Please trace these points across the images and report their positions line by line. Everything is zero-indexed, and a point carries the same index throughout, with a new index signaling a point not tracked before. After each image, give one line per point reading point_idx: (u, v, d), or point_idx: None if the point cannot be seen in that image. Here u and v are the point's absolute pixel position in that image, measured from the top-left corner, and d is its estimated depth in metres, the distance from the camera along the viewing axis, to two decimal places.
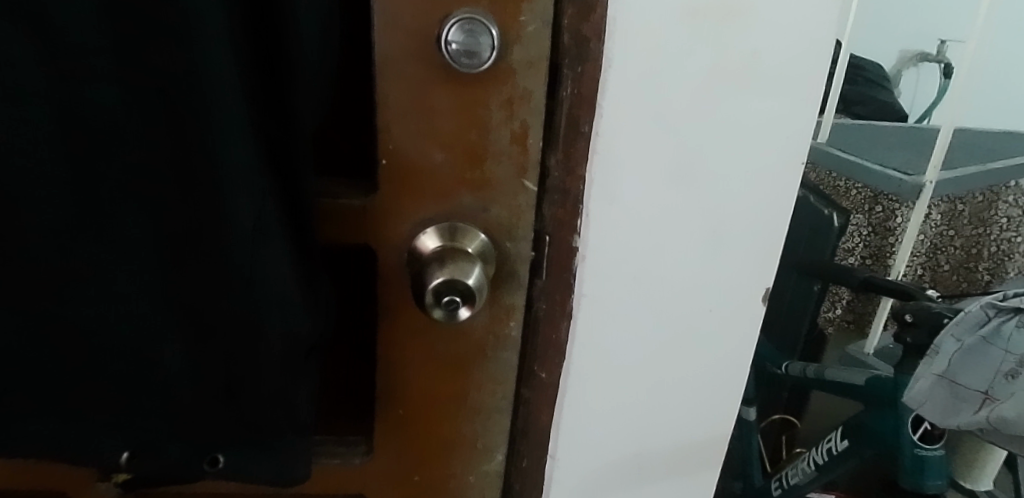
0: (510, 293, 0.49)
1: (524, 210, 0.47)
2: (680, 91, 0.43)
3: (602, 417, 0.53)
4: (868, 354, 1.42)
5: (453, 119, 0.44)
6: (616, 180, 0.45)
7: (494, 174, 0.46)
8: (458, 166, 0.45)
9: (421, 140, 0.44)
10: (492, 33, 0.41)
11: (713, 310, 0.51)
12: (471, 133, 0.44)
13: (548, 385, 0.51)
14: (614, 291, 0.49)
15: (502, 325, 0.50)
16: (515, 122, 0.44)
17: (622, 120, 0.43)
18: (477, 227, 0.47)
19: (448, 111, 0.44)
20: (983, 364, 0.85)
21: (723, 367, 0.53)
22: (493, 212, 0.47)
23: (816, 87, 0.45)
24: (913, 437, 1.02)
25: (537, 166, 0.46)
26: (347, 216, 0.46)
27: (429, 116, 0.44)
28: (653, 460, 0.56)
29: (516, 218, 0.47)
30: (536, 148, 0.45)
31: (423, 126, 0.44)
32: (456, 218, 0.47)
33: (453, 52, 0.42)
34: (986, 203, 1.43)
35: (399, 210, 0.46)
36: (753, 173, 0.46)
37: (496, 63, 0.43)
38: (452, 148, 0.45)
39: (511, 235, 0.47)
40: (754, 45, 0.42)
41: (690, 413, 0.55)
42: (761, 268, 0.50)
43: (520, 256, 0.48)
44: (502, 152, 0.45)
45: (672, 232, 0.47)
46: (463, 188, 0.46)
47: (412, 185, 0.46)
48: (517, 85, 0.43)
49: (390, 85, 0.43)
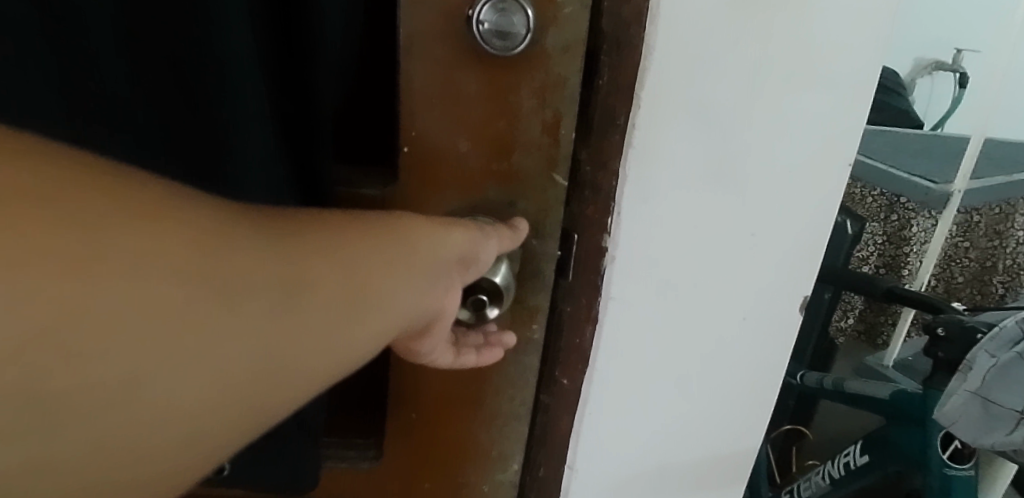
0: (534, 294, 0.46)
1: (553, 204, 0.44)
2: (725, 84, 0.40)
3: (627, 424, 0.50)
4: (887, 366, 1.40)
5: (482, 105, 0.41)
6: (651, 178, 0.42)
7: (522, 166, 0.42)
8: (485, 155, 0.42)
9: (447, 129, 0.41)
10: (527, 14, 0.38)
11: (747, 318, 0.48)
12: (498, 122, 0.41)
13: (569, 391, 0.49)
14: (645, 295, 0.46)
15: (524, 327, 0.47)
16: (548, 112, 0.41)
17: (660, 114, 0.41)
18: (502, 221, 0.44)
19: (477, 97, 0.41)
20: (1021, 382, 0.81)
21: (755, 377, 0.51)
22: (520, 207, 0.43)
23: (870, 83, 0.42)
24: (941, 456, 0.99)
25: (569, 158, 0.42)
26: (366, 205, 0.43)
27: (455, 104, 0.41)
28: (673, 473, 0.53)
29: (545, 213, 0.44)
30: (567, 139, 0.42)
31: (450, 114, 0.41)
32: (479, 211, 0.44)
33: (484, 33, 0.38)
34: (1003, 215, 1.41)
35: (421, 202, 0.43)
36: (796, 174, 0.44)
37: (529, 47, 0.39)
38: (479, 139, 0.42)
39: (538, 233, 0.44)
40: (805, 36, 0.40)
41: (718, 425, 0.52)
42: (801, 275, 0.47)
43: (545, 256, 0.45)
44: (533, 143, 0.42)
45: (710, 235, 0.45)
46: (488, 180, 0.43)
47: (435, 175, 0.43)
48: (551, 72, 0.40)
49: (414, 68, 0.40)
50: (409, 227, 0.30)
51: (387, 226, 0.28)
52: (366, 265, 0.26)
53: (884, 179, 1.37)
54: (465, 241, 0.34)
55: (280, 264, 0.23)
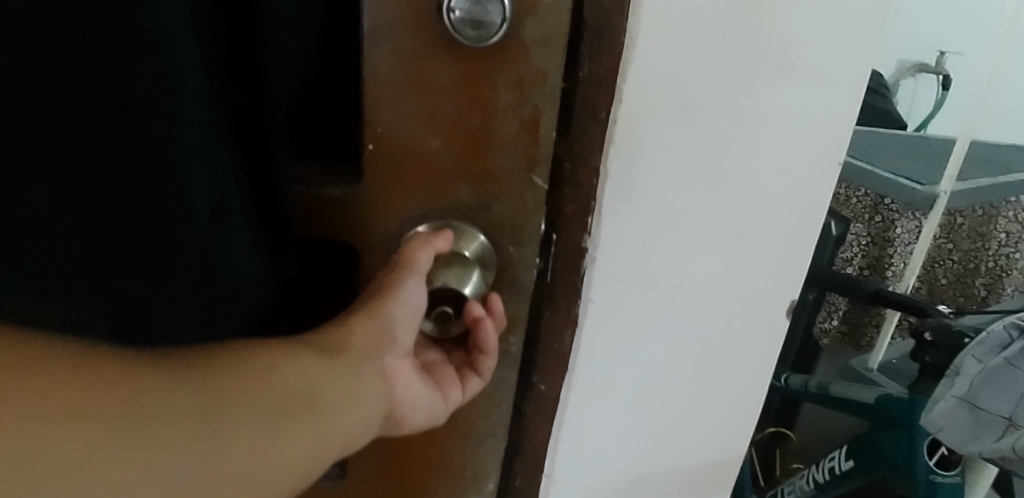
0: (511, 303, 0.43)
1: (533, 208, 0.41)
2: (711, 74, 0.38)
3: (606, 430, 0.48)
4: (873, 369, 1.40)
5: (456, 99, 0.38)
6: (634, 176, 0.40)
7: (498, 166, 0.40)
8: (458, 154, 0.40)
9: (420, 125, 0.39)
10: (503, 2, 0.35)
11: (732, 322, 0.46)
12: (473, 119, 0.39)
13: (548, 398, 0.46)
14: (628, 298, 0.44)
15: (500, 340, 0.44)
16: (526, 107, 0.38)
17: (645, 105, 0.39)
18: (478, 225, 0.41)
19: (451, 89, 0.38)
20: (1010, 387, 0.82)
21: (738, 383, 0.49)
22: (497, 211, 0.41)
23: (857, 79, 0.40)
24: (929, 462, 0.99)
25: (549, 159, 0.40)
26: (326, 212, 0.42)
27: (428, 97, 0.38)
28: (655, 478, 0.51)
29: (525, 217, 0.41)
30: (548, 139, 0.39)
31: (422, 110, 0.39)
32: (453, 215, 0.41)
33: (456, 21, 0.36)
34: (987, 217, 1.41)
35: (391, 204, 0.41)
36: (783, 171, 0.42)
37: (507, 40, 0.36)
38: (450, 135, 0.39)
39: (516, 240, 0.42)
40: (792, 29, 0.38)
41: (702, 430, 0.50)
42: (787, 274, 0.46)
43: (523, 264, 0.42)
44: (511, 142, 0.39)
45: (694, 235, 0.43)
46: (463, 181, 0.40)
47: (405, 176, 0.40)
48: (530, 64, 0.37)
49: (383, 55, 0.37)
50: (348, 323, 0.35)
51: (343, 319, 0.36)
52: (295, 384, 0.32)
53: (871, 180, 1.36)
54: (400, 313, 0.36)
55: (226, 385, 0.30)
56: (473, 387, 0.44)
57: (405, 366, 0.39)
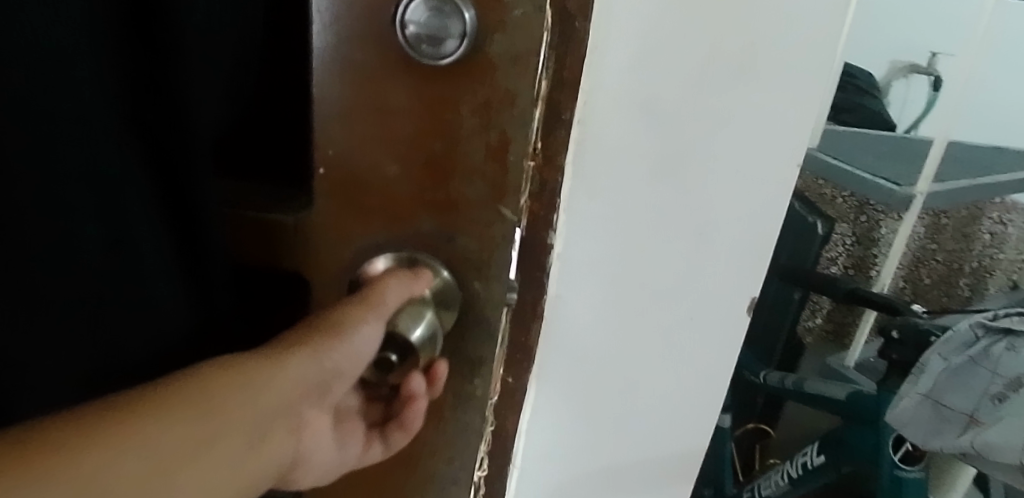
0: (476, 341, 0.40)
1: (499, 242, 0.38)
2: (667, 79, 0.40)
3: (568, 421, 0.51)
4: (848, 367, 1.46)
5: (419, 118, 0.35)
6: (596, 176, 0.42)
7: (461, 194, 0.36)
8: (417, 180, 0.37)
9: (380, 145, 0.36)
10: (464, 17, 0.32)
11: (694, 318, 0.47)
12: (435, 143, 0.35)
13: (514, 391, 0.47)
14: (591, 293, 0.46)
15: (465, 382, 0.42)
16: (493, 133, 0.35)
17: (603, 108, 0.41)
18: (438, 258, 0.38)
19: (415, 109, 0.35)
20: (971, 386, 0.89)
21: (700, 381, 0.50)
22: (460, 242, 0.38)
23: (820, 82, 0.40)
24: (893, 457, 1.04)
25: (518, 189, 0.36)
26: (273, 236, 0.39)
27: (388, 118, 0.36)
28: (621, 471, 0.53)
29: (487, 248, 0.37)
30: (516, 165, 0.35)
31: (380, 129, 0.36)
32: (418, 248, 0.38)
33: (412, 36, 0.33)
34: (971, 216, 1.46)
35: (349, 229, 0.38)
36: (743, 173, 0.43)
37: (471, 55, 0.33)
38: (409, 161, 0.36)
39: (480, 274, 0.38)
40: (750, 31, 0.39)
41: (666, 424, 0.52)
42: (750, 275, 0.46)
43: (491, 300, 0.39)
44: (475, 170, 0.36)
45: (655, 234, 0.44)
46: (423, 207, 0.37)
47: (362, 199, 0.37)
48: (496, 85, 0.34)
49: (336, 63, 0.35)
50: (300, 345, 0.31)
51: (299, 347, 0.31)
52: (266, 407, 0.28)
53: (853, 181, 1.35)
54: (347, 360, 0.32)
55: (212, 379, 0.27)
56: (372, 454, 0.40)
57: (319, 416, 0.33)
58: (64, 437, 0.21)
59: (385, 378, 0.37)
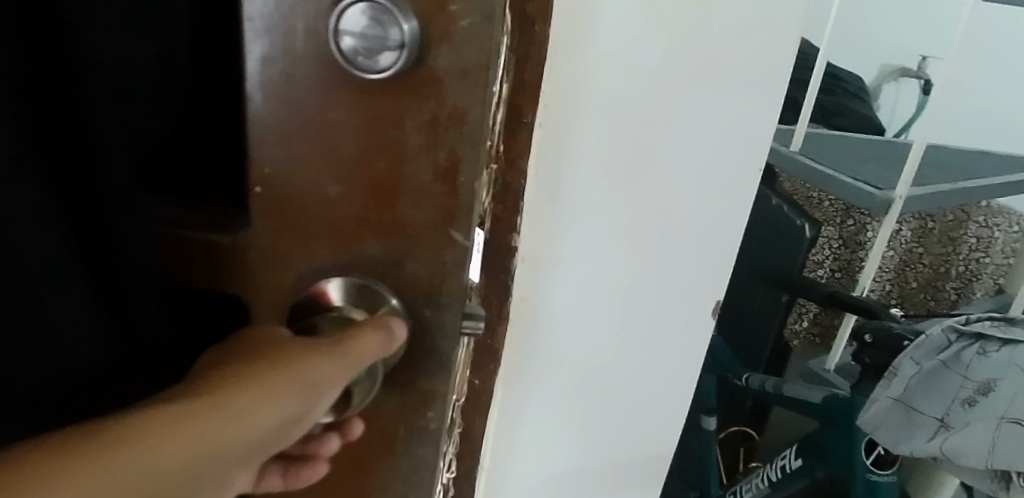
0: (423, 377, 0.32)
1: (453, 269, 0.31)
2: (628, 84, 0.40)
3: (536, 423, 0.51)
4: (829, 370, 1.43)
5: (361, 123, 0.28)
6: (559, 179, 0.42)
7: (410, 219, 0.30)
8: (362, 200, 0.29)
9: (313, 157, 0.29)
10: (403, 27, 0.25)
11: (659, 322, 0.48)
12: (379, 161, 0.29)
13: (481, 393, 0.47)
14: (557, 296, 0.46)
15: (415, 417, 0.34)
16: (441, 152, 0.28)
17: (565, 112, 0.40)
18: (385, 285, 0.31)
19: (354, 118, 0.28)
20: (943, 390, 0.89)
21: (666, 384, 0.50)
22: (409, 269, 0.30)
23: (778, 88, 0.41)
24: (866, 462, 1.06)
25: (473, 212, 0.30)
26: (210, 262, 0.30)
27: (322, 128, 0.28)
28: (589, 472, 0.53)
29: (440, 278, 0.31)
30: (468, 190, 0.29)
31: (309, 138, 0.28)
32: (371, 272, 0.30)
33: (346, 49, 0.25)
34: (957, 221, 1.49)
35: (281, 257, 0.31)
36: (705, 178, 0.43)
37: (412, 66, 0.26)
38: (351, 179, 0.29)
39: (434, 307, 0.31)
40: (710, 38, 0.39)
41: (634, 426, 0.52)
42: (713, 278, 0.47)
43: (442, 331, 0.32)
44: (424, 192, 0.29)
45: (619, 237, 0.44)
46: (369, 231, 0.30)
47: (292, 223, 0.30)
48: (444, 102, 0.27)
49: (248, 51, 0.27)
50: (268, 390, 0.21)
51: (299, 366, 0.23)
52: (240, 440, 0.18)
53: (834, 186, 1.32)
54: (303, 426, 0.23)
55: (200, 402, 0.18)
56: (270, 484, 0.29)
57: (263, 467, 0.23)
58: (6, 473, 0.12)
59: (330, 419, 0.29)
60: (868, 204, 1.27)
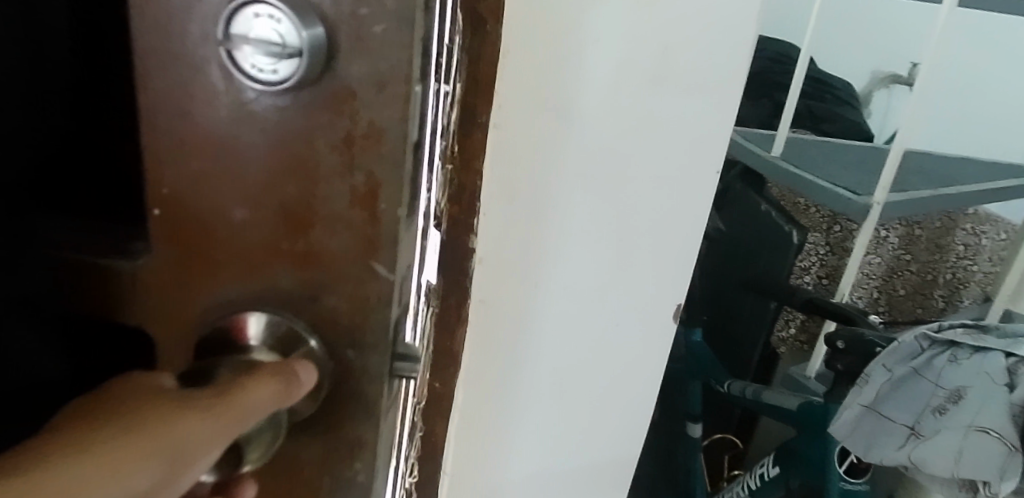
0: (357, 422, 0.29)
1: (378, 308, 0.27)
2: (585, 85, 0.39)
3: (498, 428, 0.50)
4: (810, 378, 1.42)
5: (273, 138, 0.25)
6: (515, 179, 0.42)
7: (325, 248, 0.26)
8: (271, 225, 0.26)
9: (216, 177, 0.25)
10: (299, 35, 0.22)
11: (619, 325, 0.47)
12: (292, 181, 0.25)
13: (440, 396, 0.46)
14: (516, 298, 0.45)
15: (344, 458, 0.30)
16: (357, 174, 0.25)
17: (519, 114, 0.40)
18: (301, 323, 0.27)
19: (263, 134, 0.24)
20: (916, 393, 0.91)
21: (630, 389, 0.50)
22: (327, 304, 0.27)
23: (736, 93, 0.40)
24: (839, 469, 1.07)
25: (397, 243, 0.26)
26: (110, 290, 0.27)
27: (221, 143, 0.25)
28: (553, 476, 0.53)
29: (363, 317, 0.27)
30: (391, 217, 0.26)
31: (216, 153, 0.25)
32: (284, 308, 0.27)
33: (234, 60, 0.23)
34: (944, 229, 1.53)
35: (187, 290, 0.27)
36: (663, 181, 0.43)
37: (322, 71, 0.23)
38: (256, 202, 0.26)
39: (355, 357, 0.28)
40: (664, 40, 0.39)
41: (599, 430, 0.51)
42: (674, 283, 0.46)
43: (368, 373, 0.28)
44: (342, 218, 0.26)
45: (577, 239, 0.44)
46: (281, 261, 0.27)
47: (197, 251, 0.27)
48: (358, 115, 0.24)
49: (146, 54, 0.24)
50: (115, 457, 0.20)
51: (163, 424, 0.21)
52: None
53: (808, 188, 1.31)
54: (170, 495, 0.21)
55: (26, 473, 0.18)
56: None
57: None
58: None
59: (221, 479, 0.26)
60: (843, 208, 1.27)
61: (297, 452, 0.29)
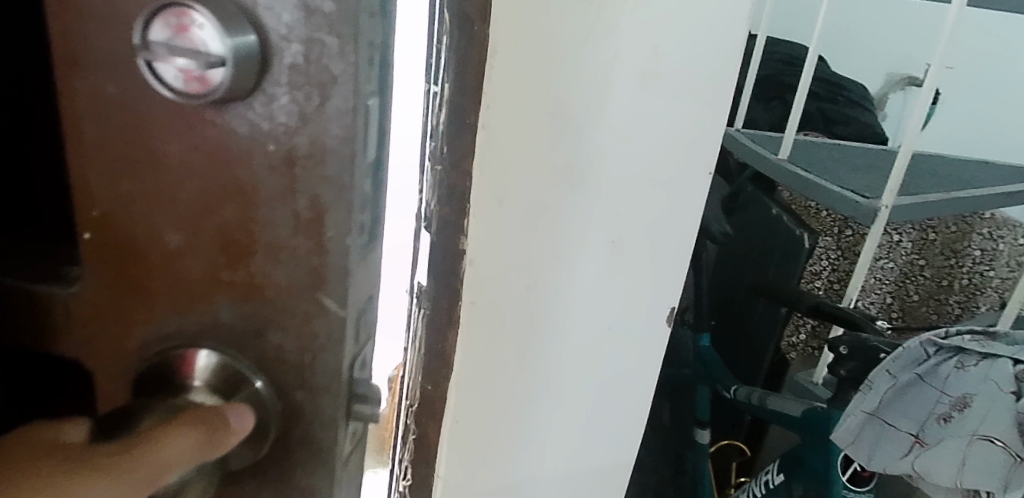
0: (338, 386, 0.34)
1: (324, 345, 0.33)
2: (575, 82, 0.39)
3: (490, 436, 0.49)
4: None
5: (198, 181, 0.30)
6: (505, 180, 0.41)
7: (266, 275, 0.32)
8: (213, 258, 0.32)
9: (156, 204, 0.31)
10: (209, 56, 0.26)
11: (612, 328, 0.48)
12: (228, 208, 0.31)
13: (434, 399, 0.46)
14: (508, 303, 0.45)
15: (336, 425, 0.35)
16: (301, 199, 0.30)
17: (509, 115, 0.39)
18: (245, 363, 0.34)
19: (189, 158, 0.30)
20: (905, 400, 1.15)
21: (623, 391, 0.51)
22: (273, 337, 0.33)
23: (726, 95, 0.41)
24: None
25: (340, 274, 0.32)
26: (38, 312, 0.34)
27: (161, 174, 0.31)
28: (547, 481, 0.52)
29: (310, 350, 0.33)
30: (335, 244, 0.31)
31: (150, 186, 0.31)
32: (213, 333, 0.33)
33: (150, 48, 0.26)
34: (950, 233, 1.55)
35: (130, 316, 0.34)
36: (655, 184, 0.43)
37: (245, 95, 0.28)
38: (195, 234, 0.32)
39: (303, 382, 0.34)
40: (655, 42, 0.38)
41: (593, 434, 0.52)
42: (665, 284, 0.47)
43: (333, 367, 0.34)
44: (282, 246, 0.31)
45: (569, 242, 0.43)
46: (220, 290, 0.33)
47: (143, 279, 0.33)
48: (301, 137, 0.29)
49: (91, 111, 0.30)
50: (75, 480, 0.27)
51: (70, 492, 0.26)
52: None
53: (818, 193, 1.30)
54: None
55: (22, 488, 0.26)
56: None
57: None
58: None
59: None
60: (854, 213, 1.24)
61: (251, 483, 0.36)
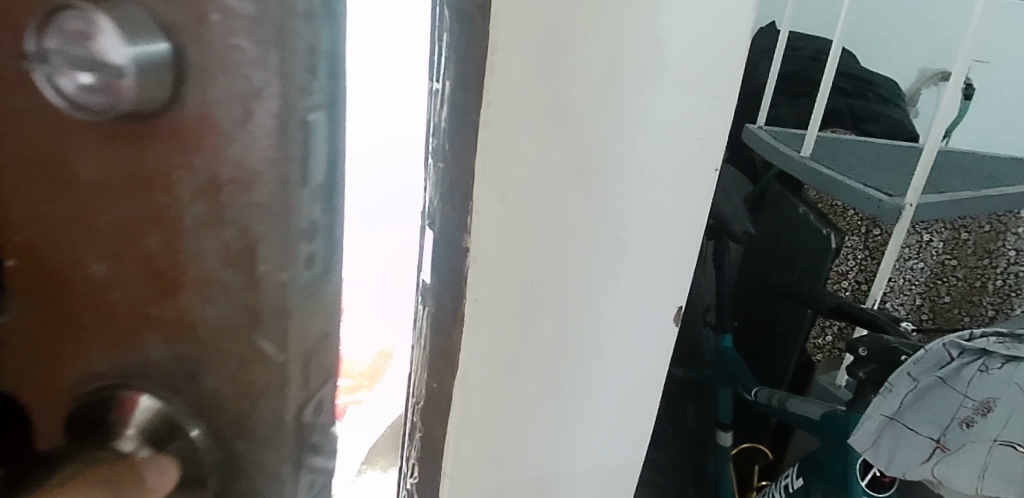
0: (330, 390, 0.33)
1: (264, 393, 0.29)
2: (577, 77, 0.38)
3: (496, 439, 0.48)
4: None
5: (121, 203, 0.27)
6: (507, 177, 0.40)
7: (198, 314, 0.28)
8: (145, 290, 0.28)
9: (82, 228, 0.28)
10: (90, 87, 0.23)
11: (618, 326, 0.47)
12: (155, 236, 0.27)
13: (441, 400, 0.45)
14: (512, 302, 0.44)
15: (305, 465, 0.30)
16: (230, 231, 0.27)
17: (511, 110, 0.38)
18: (181, 411, 0.28)
19: (104, 179, 0.26)
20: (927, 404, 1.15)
21: (632, 388, 0.50)
22: (207, 384, 0.28)
23: (731, 88, 0.41)
24: None
25: (281, 312, 0.28)
26: None
27: (85, 195, 0.27)
28: (555, 481, 0.52)
29: (252, 402, 0.29)
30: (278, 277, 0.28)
31: (64, 212, 0.28)
32: (142, 379, 0.28)
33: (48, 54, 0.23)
34: None
35: (63, 355, 0.29)
36: (659, 179, 0.43)
37: (161, 108, 0.24)
38: (123, 260, 0.28)
39: (243, 432, 0.29)
40: (657, 35, 0.38)
41: (602, 432, 0.51)
42: (673, 280, 0.47)
43: (288, 406, 0.29)
44: (215, 280, 0.28)
45: (573, 237, 0.43)
46: (149, 329, 0.28)
47: (75, 312, 0.29)
48: (229, 161, 0.26)
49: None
50: None
51: None
52: None
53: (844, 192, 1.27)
54: None
55: None
56: None
57: None
58: None
59: None
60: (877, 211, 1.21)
61: None
